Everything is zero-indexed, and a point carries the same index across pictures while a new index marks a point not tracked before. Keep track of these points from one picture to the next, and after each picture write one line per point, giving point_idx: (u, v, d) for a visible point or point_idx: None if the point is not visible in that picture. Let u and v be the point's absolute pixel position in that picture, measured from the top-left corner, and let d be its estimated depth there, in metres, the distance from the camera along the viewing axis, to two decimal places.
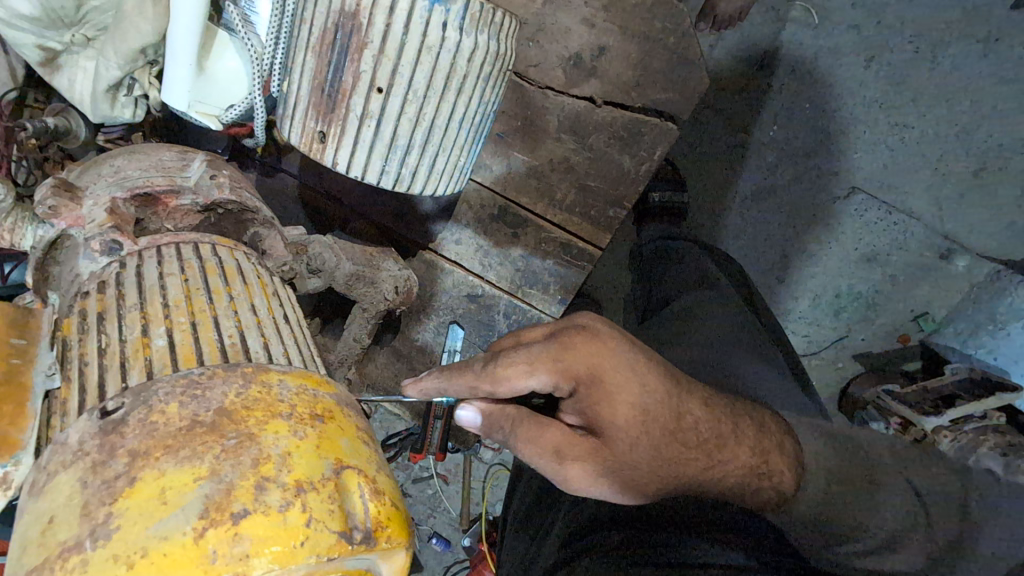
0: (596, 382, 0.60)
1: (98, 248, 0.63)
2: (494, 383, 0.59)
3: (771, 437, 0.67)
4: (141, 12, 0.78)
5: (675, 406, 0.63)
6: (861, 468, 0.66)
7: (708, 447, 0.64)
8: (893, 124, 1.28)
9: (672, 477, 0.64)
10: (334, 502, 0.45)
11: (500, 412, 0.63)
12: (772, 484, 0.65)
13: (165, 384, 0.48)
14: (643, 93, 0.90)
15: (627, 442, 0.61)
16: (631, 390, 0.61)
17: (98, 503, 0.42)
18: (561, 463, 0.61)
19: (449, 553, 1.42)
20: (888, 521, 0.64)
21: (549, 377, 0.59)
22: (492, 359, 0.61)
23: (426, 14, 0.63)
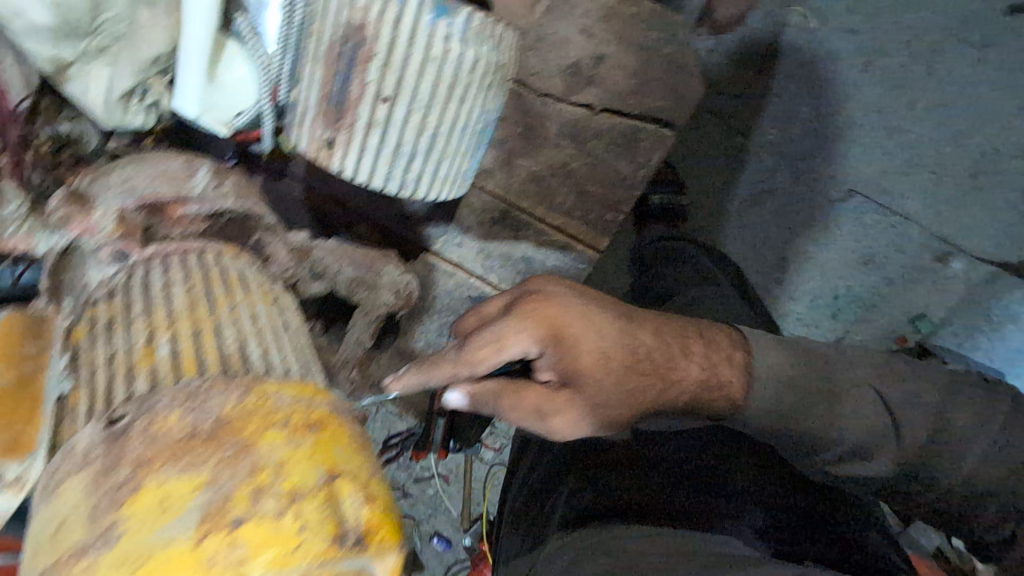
0: (559, 338, 0.70)
1: (108, 257, 0.68)
2: (472, 366, 0.68)
3: (719, 351, 0.77)
4: (157, 24, 0.84)
5: (629, 342, 0.72)
6: (821, 381, 0.77)
7: (661, 370, 0.73)
8: (888, 128, 1.30)
9: (639, 405, 0.73)
10: (326, 512, 0.47)
11: (480, 394, 0.71)
12: (722, 396, 0.76)
13: (166, 395, 0.51)
14: (642, 100, 0.93)
15: (597, 384, 0.70)
16: (589, 338, 0.70)
17: (103, 511, 0.46)
18: (546, 418, 0.71)
19: (449, 552, 1.45)
20: (852, 427, 0.75)
21: (522, 344, 0.68)
22: (463, 346, 0.69)
23: (430, 28, 0.66)
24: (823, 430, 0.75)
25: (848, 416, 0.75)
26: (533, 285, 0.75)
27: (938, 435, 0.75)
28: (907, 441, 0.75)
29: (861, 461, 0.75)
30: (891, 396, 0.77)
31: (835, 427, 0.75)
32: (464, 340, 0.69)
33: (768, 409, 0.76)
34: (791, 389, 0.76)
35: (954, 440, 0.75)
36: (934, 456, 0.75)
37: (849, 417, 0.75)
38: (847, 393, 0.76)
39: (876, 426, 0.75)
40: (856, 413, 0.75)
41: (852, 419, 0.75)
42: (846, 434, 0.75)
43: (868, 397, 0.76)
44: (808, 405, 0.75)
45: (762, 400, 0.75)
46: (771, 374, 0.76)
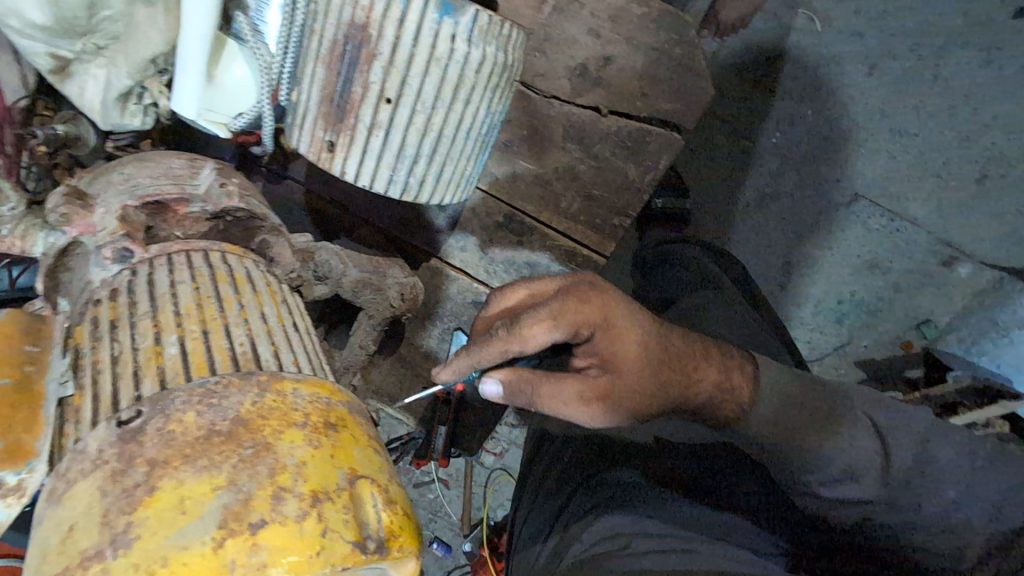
0: (607, 326, 0.70)
1: (109, 256, 0.64)
2: (522, 342, 0.67)
3: (733, 361, 0.77)
4: (154, 22, 0.80)
5: (665, 340, 0.73)
6: (822, 400, 0.75)
7: (689, 369, 0.73)
8: (896, 132, 1.29)
9: (667, 401, 0.72)
10: (349, 512, 0.45)
11: (522, 376, 0.69)
12: (734, 402, 0.75)
13: (181, 394, 0.48)
14: (649, 102, 0.91)
15: (634, 374, 0.70)
16: (631, 329, 0.71)
17: (117, 512, 0.43)
18: (582, 406, 0.69)
19: (449, 558, 1.43)
20: (849, 449, 0.71)
21: (570, 326, 0.68)
22: (514, 323, 0.68)
23: (435, 25, 0.64)
24: (814, 449, 0.71)
25: (843, 441, 0.72)
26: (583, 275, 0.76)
27: (924, 467, 0.71)
28: (893, 469, 0.71)
29: (852, 486, 0.71)
30: (881, 423, 0.74)
31: (828, 448, 0.71)
32: (516, 317, 0.68)
33: (766, 422, 0.73)
34: (789, 405, 0.74)
35: (940, 476, 0.71)
36: (922, 491, 0.70)
37: (845, 441, 0.72)
38: (845, 416, 0.73)
39: (867, 454, 0.71)
40: (852, 439, 0.72)
41: (847, 444, 0.72)
42: (848, 458, 0.71)
43: (864, 423, 0.73)
44: (802, 422, 0.73)
45: (766, 409, 0.74)
46: (774, 391, 0.75)
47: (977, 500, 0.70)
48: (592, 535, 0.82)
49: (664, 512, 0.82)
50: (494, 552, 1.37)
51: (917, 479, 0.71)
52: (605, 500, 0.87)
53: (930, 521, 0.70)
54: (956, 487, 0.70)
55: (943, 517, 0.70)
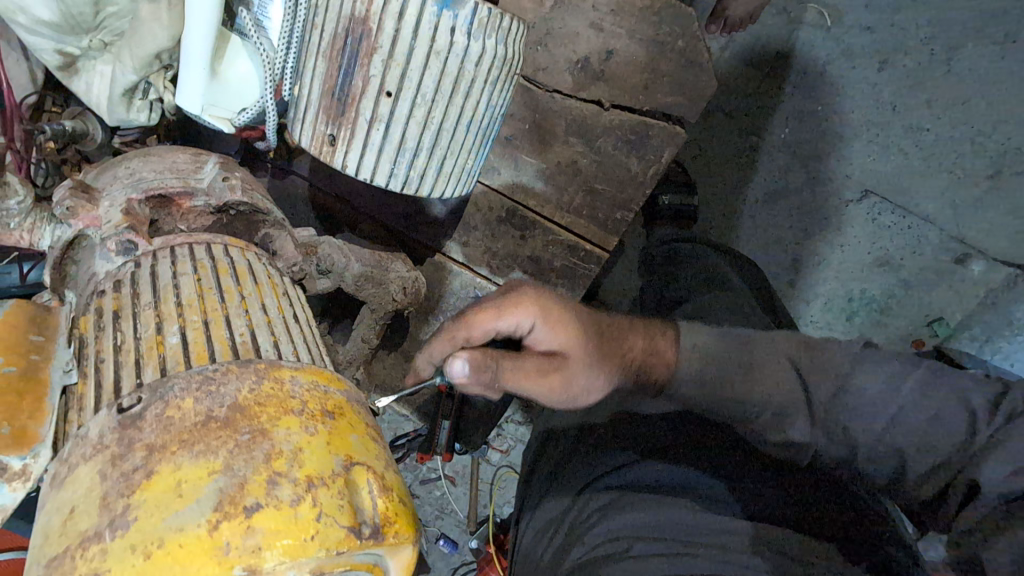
0: (549, 314, 0.73)
1: (115, 248, 0.65)
2: (470, 331, 0.71)
3: (654, 328, 0.83)
4: (157, 18, 0.80)
5: (597, 324, 0.77)
6: (738, 354, 0.78)
7: (622, 345, 0.78)
8: (907, 127, 1.27)
9: (611, 372, 0.76)
10: (344, 498, 0.45)
11: (486, 356, 0.66)
12: (660, 360, 0.79)
13: (180, 380, 0.49)
14: (651, 96, 0.90)
15: (580, 353, 0.73)
16: (569, 311, 0.75)
17: (116, 495, 0.43)
18: (542, 381, 0.71)
19: (456, 554, 1.41)
20: (770, 394, 0.75)
21: (517, 315, 0.72)
22: (461, 315, 0.72)
23: (434, 19, 0.64)
24: (744, 398, 0.76)
25: (764, 386, 0.75)
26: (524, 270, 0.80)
27: (847, 399, 0.72)
28: (814, 404, 0.73)
29: (787, 428, 0.74)
30: (801, 363, 0.76)
31: (751, 396, 0.75)
32: (462, 310, 0.73)
33: (691, 379, 0.78)
34: (707, 363, 0.78)
35: (866, 406, 0.71)
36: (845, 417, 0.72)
37: (764, 391, 0.75)
38: (766, 365, 0.77)
39: (789, 395, 0.74)
40: (771, 385, 0.75)
41: (769, 392, 0.75)
42: (777, 403, 0.74)
43: (783, 365, 0.76)
44: (723, 376, 0.77)
45: (689, 364, 0.78)
46: (694, 350, 0.79)
47: (908, 427, 0.68)
48: (596, 537, 0.82)
49: (671, 512, 0.80)
50: (500, 550, 1.36)
51: (837, 410, 0.72)
52: (609, 502, 0.86)
53: (863, 457, 0.71)
54: (883, 415, 0.70)
55: (874, 446, 0.70)
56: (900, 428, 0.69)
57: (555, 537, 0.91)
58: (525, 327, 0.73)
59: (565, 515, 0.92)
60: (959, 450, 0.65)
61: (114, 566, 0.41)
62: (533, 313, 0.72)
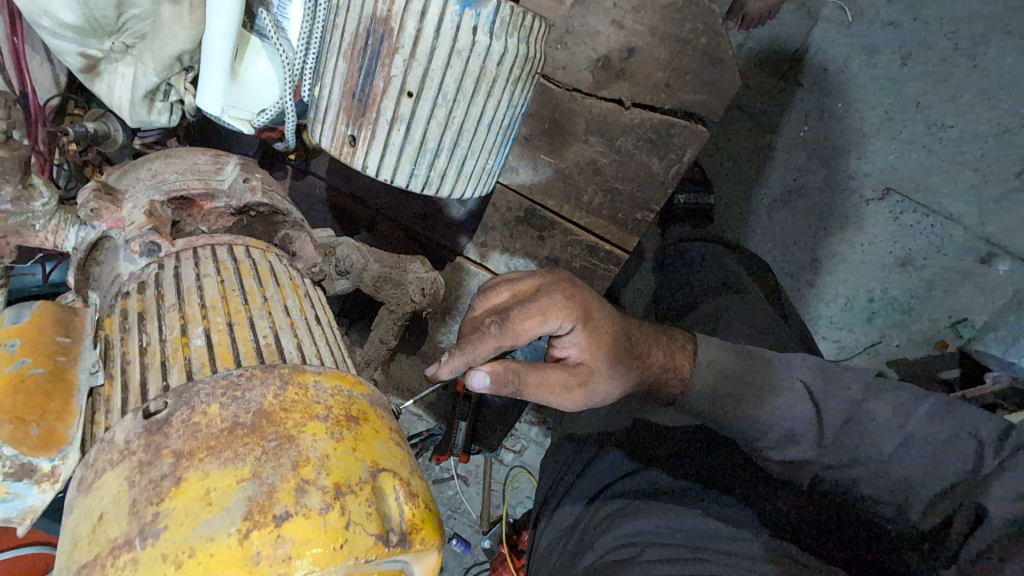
0: (588, 321, 0.72)
1: (138, 250, 0.65)
2: (515, 337, 0.69)
3: (676, 342, 0.83)
4: (178, 20, 0.80)
5: (626, 333, 0.77)
6: (756, 375, 0.79)
7: (644, 356, 0.78)
8: (931, 124, 1.24)
9: (630, 386, 0.77)
10: (371, 505, 0.45)
11: (508, 368, 0.68)
12: (677, 377, 0.80)
13: (206, 385, 0.49)
14: (673, 94, 0.89)
15: (607, 367, 0.73)
16: (605, 322, 0.74)
17: (145, 502, 0.43)
18: (565, 394, 0.71)
19: (468, 554, 1.40)
20: (782, 417, 0.76)
21: (559, 321, 0.70)
22: (505, 319, 0.69)
23: (456, 19, 0.63)
24: (752, 418, 0.77)
25: (776, 410, 0.77)
26: (558, 271, 0.78)
27: (860, 424, 0.75)
28: (826, 433, 0.76)
29: (793, 446, 0.77)
30: (816, 387, 0.77)
31: (762, 417, 0.77)
32: (505, 313, 0.70)
33: (703, 397, 0.79)
34: (722, 380, 0.79)
35: (878, 431, 0.74)
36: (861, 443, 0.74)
37: (778, 410, 0.77)
38: (780, 386, 0.78)
39: (803, 419, 0.76)
40: (787, 407, 0.77)
41: (784, 412, 0.76)
42: (790, 426, 0.76)
43: (799, 392, 0.77)
44: (737, 397, 0.78)
45: (703, 388, 0.79)
46: (709, 368, 0.80)
47: (915, 454, 0.72)
48: (608, 542, 0.83)
49: (680, 518, 0.80)
50: (514, 550, 1.34)
51: (850, 435, 0.75)
52: (619, 510, 0.86)
53: (872, 482, 0.75)
54: (893, 440, 0.73)
55: (884, 473, 0.74)
56: (907, 453, 0.73)
57: (571, 541, 0.89)
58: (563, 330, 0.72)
59: (580, 519, 0.90)
60: (963, 479, 0.70)
61: (145, 573, 0.40)
62: (570, 321, 0.71)
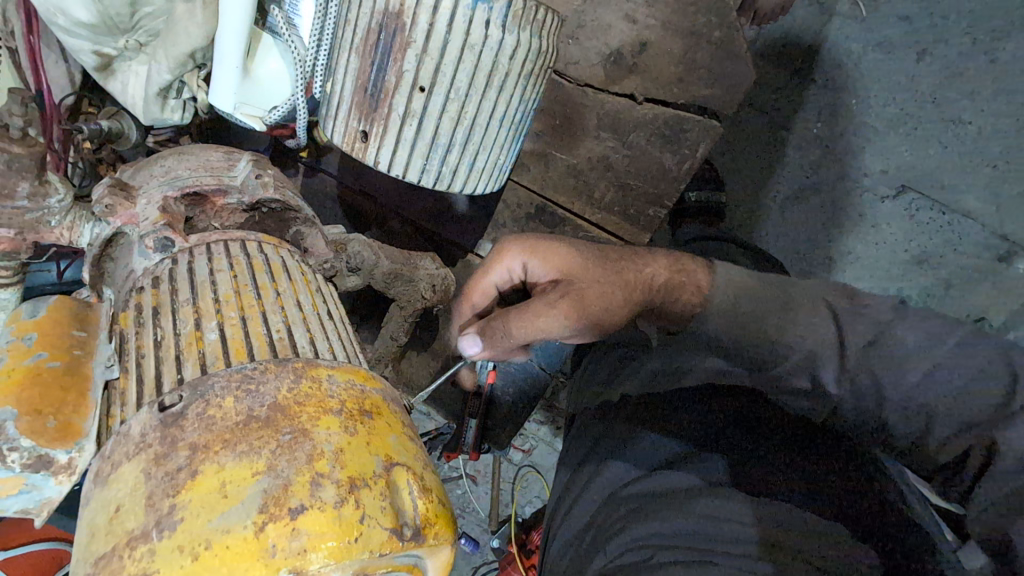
0: (533, 249, 0.80)
1: (152, 245, 0.65)
2: (479, 291, 0.85)
3: (685, 273, 0.85)
4: (192, 16, 0.80)
5: (585, 246, 0.80)
6: (777, 294, 0.81)
7: (611, 261, 0.78)
8: (947, 119, 1.21)
9: (603, 284, 0.76)
10: (385, 499, 0.45)
11: (488, 320, 0.74)
12: (692, 288, 0.84)
13: (220, 378, 0.49)
14: (686, 89, 0.88)
15: (571, 279, 0.75)
16: (557, 244, 0.80)
17: (162, 495, 0.43)
18: (549, 311, 0.72)
19: (477, 553, 1.41)
20: (806, 335, 0.77)
21: (506, 261, 0.81)
22: (471, 285, 0.86)
23: (469, 12, 0.63)
24: (776, 338, 0.79)
25: (802, 327, 0.78)
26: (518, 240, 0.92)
27: (887, 348, 0.72)
28: (848, 344, 0.74)
29: (815, 372, 0.77)
30: (841, 308, 0.77)
31: (787, 338, 0.79)
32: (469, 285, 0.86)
33: (726, 312, 0.83)
34: (740, 299, 0.82)
35: (907, 356, 0.71)
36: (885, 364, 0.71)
37: (805, 329, 0.77)
38: (803, 304, 0.79)
39: (827, 339, 0.76)
40: (812, 322, 0.77)
41: (804, 332, 0.77)
42: (808, 348, 0.77)
43: (821, 309, 0.78)
44: (759, 314, 0.81)
45: (724, 301, 0.83)
46: (729, 284, 0.84)
47: (945, 381, 0.68)
48: (618, 547, 0.72)
49: (700, 508, 0.70)
50: (524, 549, 1.33)
51: (877, 358, 0.72)
52: (633, 511, 0.75)
53: (902, 424, 0.71)
54: (924, 367, 0.70)
55: (908, 403, 0.70)
56: (934, 385, 0.69)
57: (584, 544, 0.80)
58: (519, 271, 0.82)
59: (595, 519, 0.80)
60: (992, 415, 0.65)
61: (162, 565, 0.40)
62: (517, 256, 0.81)
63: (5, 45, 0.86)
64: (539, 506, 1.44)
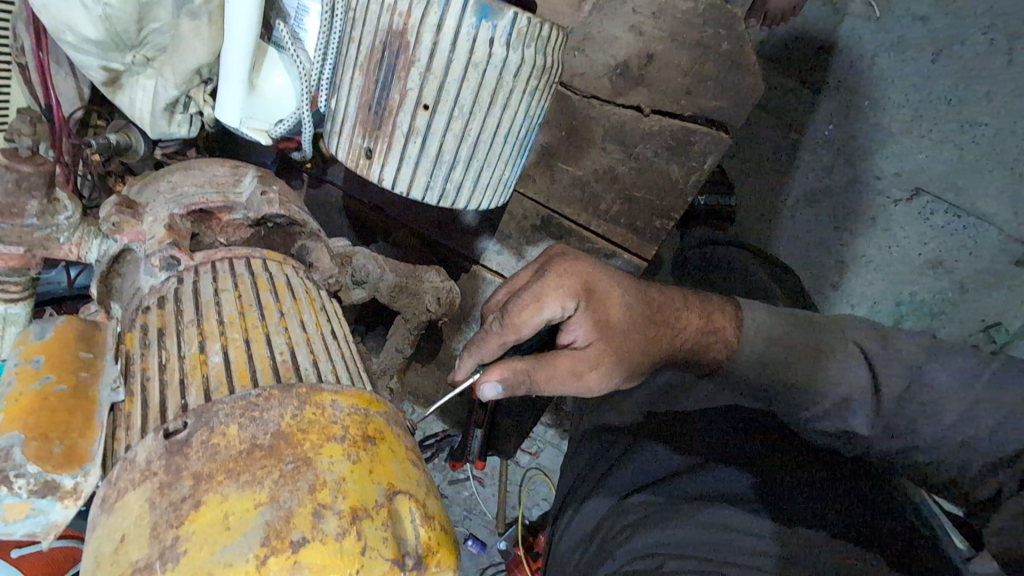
0: (590, 292, 0.75)
1: (158, 263, 0.66)
2: (516, 329, 0.72)
3: (716, 312, 0.85)
4: (199, 34, 0.82)
5: (642, 295, 0.80)
6: (813, 339, 0.81)
7: (665, 320, 0.80)
8: (961, 122, 1.19)
9: (653, 346, 0.79)
10: (387, 529, 0.45)
11: (519, 373, 0.70)
12: (721, 343, 0.83)
13: (224, 405, 0.49)
14: (694, 101, 0.87)
15: (623, 340, 0.76)
16: (612, 292, 0.77)
17: (166, 525, 0.43)
18: (575, 377, 0.73)
19: (483, 555, 1.39)
20: (847, 381, 0.76)
21: (560, 300, 0.72)
22: (505, 314, 0.72)
23: (473, 31, 0.62)
24: (810, 382, 0.78)
25: (835, 372, 0.77)
26: (555, 250, 0.82)
27: (916, 395, 0.73)
28: (884, 395, 0.74)
29: (847, 411, 0.75)
30: (874, 353, 0.77)
31: (822, 377, 0.77)
32: (504, 309, 0.73)
33: (755, 360, 0.81)
34: (773, 345, 0.81)
35: (937, 402, 0.71)
36: (917, 411, 0.72)
37: (836, 374, 0.77)
38: (837, 349, 0.79)
39: (856, 384, 0.76)
40: (842, 371, 0.77)
41: (840, 377, 0.77)
42: (843, 393, 0.76)
43: (852, 350, 0.79)
44: (791, 359, 0.80)
45: (751, 350, 0.81)
46: (760, 334, 0.82)
47: (975, 426, 0.69)
48: (629, 551, 0.74)
49: (710, 514, 0.73)
50: (530, 552, 1.34)
51: (907, 406, 0.72)
52: (641, 518, 0.78)
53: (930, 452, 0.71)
54: (954, 411, 0.70)
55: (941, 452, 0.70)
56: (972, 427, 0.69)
57: (591, 549, 0.83)
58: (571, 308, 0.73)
59: (602, 525, 0.84)
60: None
61: None
62: (574, 296, 0.73)
63: (18, 62, 0.87)
64: (546, 509, 1.43)
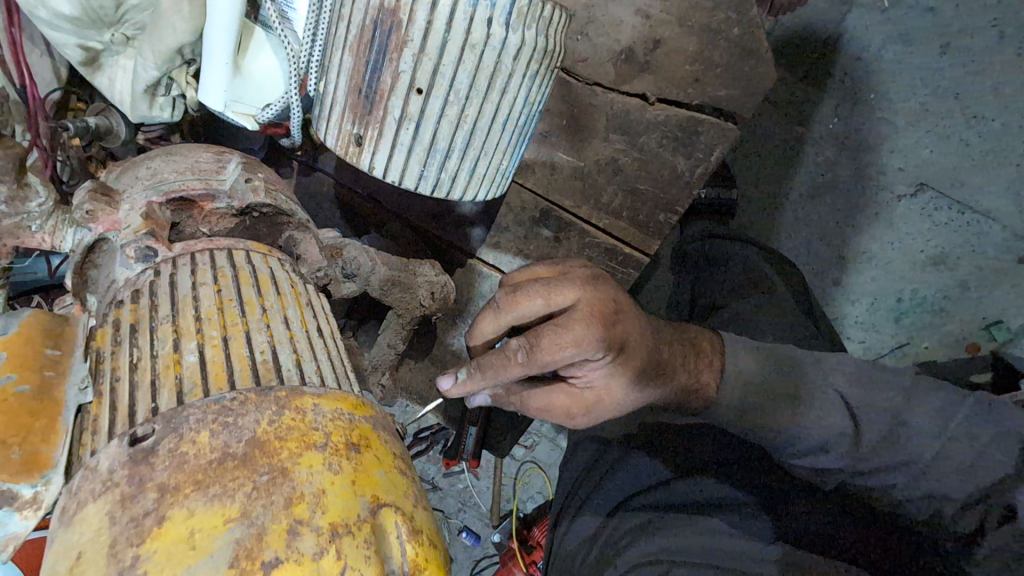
0: (621, 348, 0.66)
1: (133, 255, 0.61)
2: (539, 367, 0.63)
3: (703, 356, 0.78)
4: (177, 10, 0.77)
5: (657, 348, 0.71)
6: (788, 382, 0.77)
7: (670, 373, 0.73)
8: (971, 116, 1.16)
9: (649, 398, 0.73)
10: (370, 547, 0.42)
11: (507, 394, 0.72)
12: (699, 398, 0.77)
13: (196, 410, 0.45)
14: (702, 89, 0.83)
15: (625, 395, 0.70)
16: (636, 345, 0.68)
17: (126, 543, 0.40)
18: (568, 416, 0.72)
19: (478, 547, 1.40)
20: (823, 420, 0.74)
21: (591, 351, 0.63)
22: (532, 349, 0.62)
23: (470, 9, 0.59)
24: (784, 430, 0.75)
25: (810, 418, 0.74)
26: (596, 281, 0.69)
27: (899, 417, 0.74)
28: (864, 434, 0.74)
29: (825, 454, 0.75)
30: (853, 398, 0.75)
31: (794, 428, 0.75)
32: (534, 339, 0.62)
33: (732, 408, 0.77)
34: (750, 394, 0.77)
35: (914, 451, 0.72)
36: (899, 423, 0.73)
37: (812, 421, 0.74)
38: (813, 394, 0.76)
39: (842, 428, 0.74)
40: (821, 417, 0.74)
41: (814, 425, 0.74)
42: (815, 439, 0.74)
43: (829, 383, 0.76)
44: (770, 405, 0.76)
45: (728, 400, 0.76)
46: (738, 379, 0.77)
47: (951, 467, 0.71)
48: (630, 559, 0.79)
49: (711, 525, 0.78)
50: (524, 545, 1.31)
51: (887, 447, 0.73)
52: (640, 526, 0.83)
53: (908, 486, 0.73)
54: (930, 451, 0.72)
55: (917, 483, 0.73)
56: (942, 466, 0.72)
57: (593, 551, 0.86)
58: (596, 362, 0.65)
59: (602, 531, 0.88)
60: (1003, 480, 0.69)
61: None
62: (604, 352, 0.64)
63: None
64: (541, 502, 1.41)
